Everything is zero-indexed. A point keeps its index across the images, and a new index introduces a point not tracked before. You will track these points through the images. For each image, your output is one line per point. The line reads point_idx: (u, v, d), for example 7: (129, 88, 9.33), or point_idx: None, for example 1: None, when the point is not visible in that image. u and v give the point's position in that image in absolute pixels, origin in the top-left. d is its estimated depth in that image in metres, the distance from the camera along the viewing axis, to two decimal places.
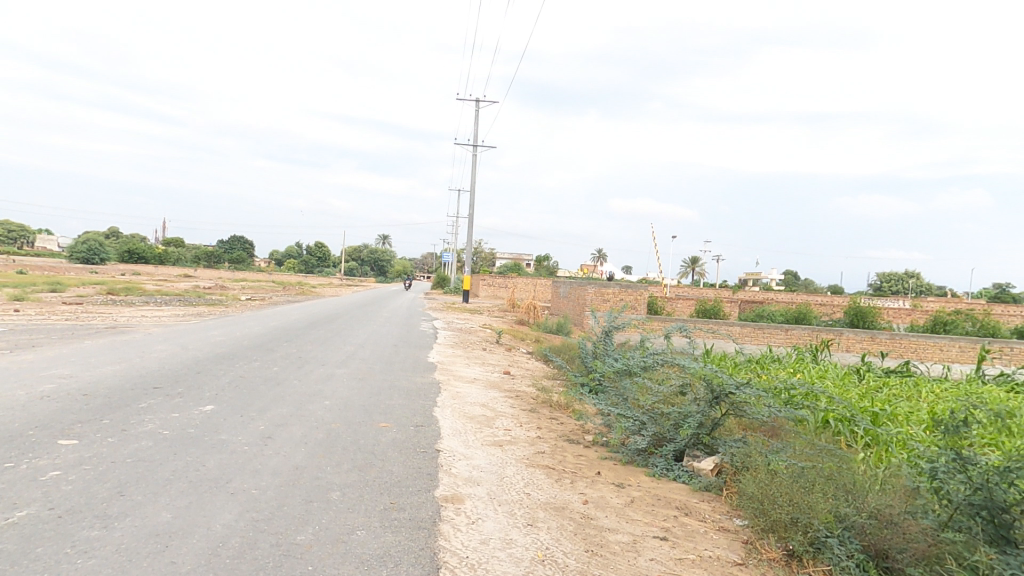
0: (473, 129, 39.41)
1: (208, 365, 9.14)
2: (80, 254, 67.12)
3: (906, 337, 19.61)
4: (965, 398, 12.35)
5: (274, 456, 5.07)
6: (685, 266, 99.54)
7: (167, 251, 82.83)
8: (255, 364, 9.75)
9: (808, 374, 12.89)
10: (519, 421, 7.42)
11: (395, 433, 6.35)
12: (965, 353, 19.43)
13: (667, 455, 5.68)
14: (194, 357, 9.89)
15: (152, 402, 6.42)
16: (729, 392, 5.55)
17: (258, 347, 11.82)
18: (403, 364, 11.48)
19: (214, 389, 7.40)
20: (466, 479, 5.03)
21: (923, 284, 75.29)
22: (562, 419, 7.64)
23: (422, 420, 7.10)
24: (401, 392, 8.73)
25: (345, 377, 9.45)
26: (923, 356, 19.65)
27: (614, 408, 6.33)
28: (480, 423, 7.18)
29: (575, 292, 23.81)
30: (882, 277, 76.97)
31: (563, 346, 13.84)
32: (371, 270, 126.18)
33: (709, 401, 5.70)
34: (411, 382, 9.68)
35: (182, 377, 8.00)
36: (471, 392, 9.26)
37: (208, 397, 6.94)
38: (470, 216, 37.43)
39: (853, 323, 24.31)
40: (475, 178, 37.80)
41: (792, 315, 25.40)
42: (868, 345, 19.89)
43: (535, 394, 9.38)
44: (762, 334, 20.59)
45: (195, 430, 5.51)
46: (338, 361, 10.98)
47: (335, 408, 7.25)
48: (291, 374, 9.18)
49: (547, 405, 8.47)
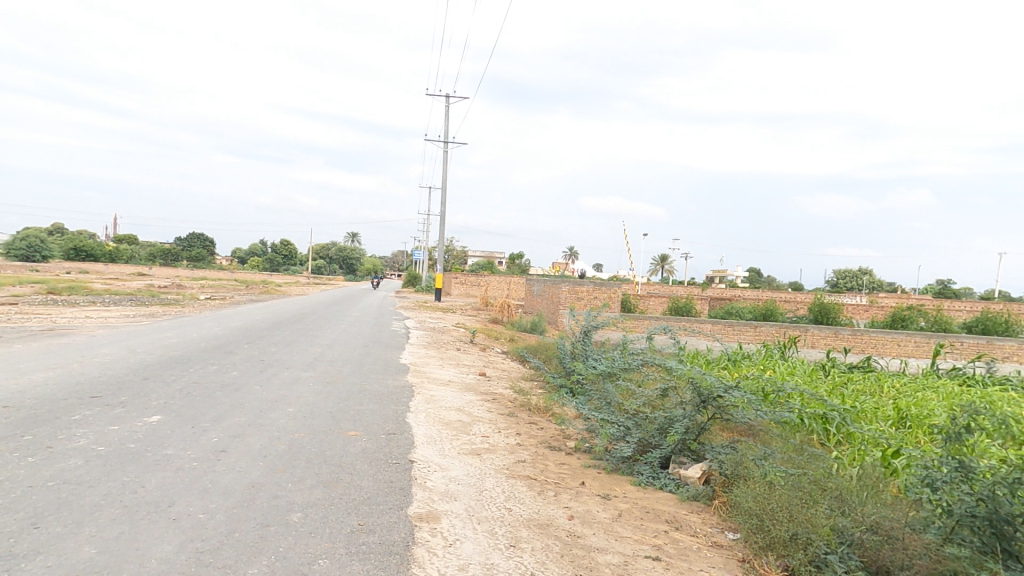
0: (444, 123, 38.78)
1: (158, 371, 8.44)
2: (21, 250, 63.02)
3: (867, 333, 20.15)
4: (925, 391, 12.74)
5: (227, 472, 4.56)
6: (655, 264, 101.27)
7: (120, 248, 78.95)
8: (211, 368, 9.08)
9: (779, 370, 13.05)
10: (498, 426, 7.08)
11: (365, 443, 5.91)
12: (921, 348, 20.09)
13: (654, 463, 5.44)
14: (142, 361, 9.13)
15: (88, 413, 5.77)
16: (717, 396, 5.34)
17: (216, 350, 11.09)
18: (373, 365, 10.96)
19: (162, 397, 6.77)
20: (442, 494, 4.65)
21: (877, 281, 78.87)
22: (542, 424, 7.33)
23: (394, 427, 6.67)
24: (372, 396, 8.25)
25: (311, 381, 8.88)
26: (882, 351, 20.27)
27: (598, 413, 6.05)
28: (456, 430, 6.79)
29: (549, 290, 23.61)
30: (839, 274, 80.14)
31: (540, 345, 13.58)
32: (339, 268, 123.34)
33: (696, 405, 5.49)
34: (382, 385, 9.19)
35: (127, 383, 7.33)
36: (446, 395, 8.85)
37: (155, 406, 6.32)
38: (442, 214, 36.88)
39: (817, 319, 24.93)
40: (446, 175, 37.21)
41: (760, 312, 25.88)
42: (832, 341, 20.37)
43: (512, 397, 9.07)
44: (732, 331, 20.82)
45: (136, 445, 4.94)
46: (303, 363, 10.38)
47: (300, 415, 6.73)
48: (251, 379, 8.56)
49: (526, 409, 8.15)
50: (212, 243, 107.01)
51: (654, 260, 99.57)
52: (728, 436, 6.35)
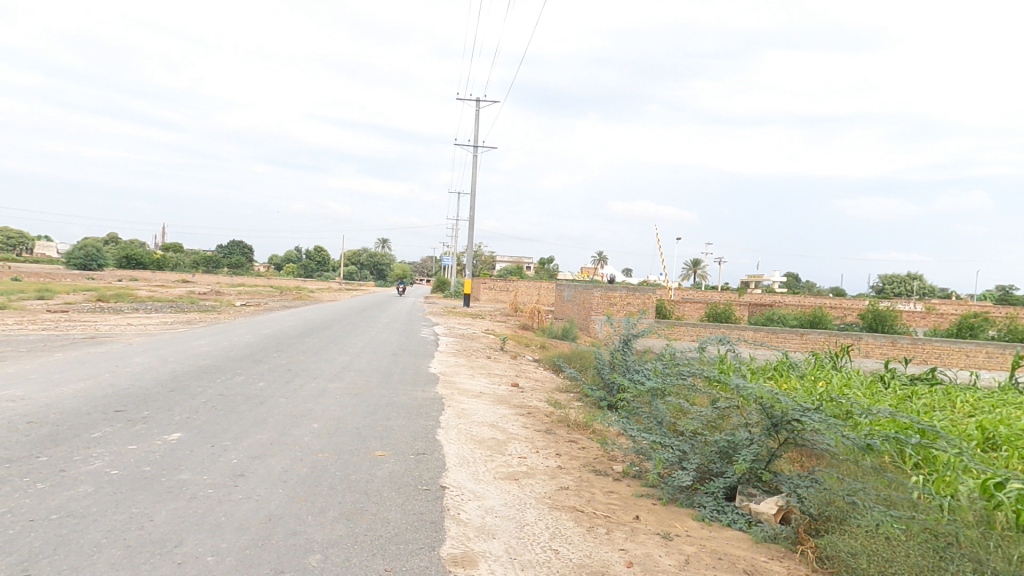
0: (476, 128, 38.78)
1: (186, 382, 8.25)
2: (78, 258, 66.15)
3: (929, 342, 18.77)
4: (1003, 408, 11.56)
5: (243, 502, 4.15)
6: (687, 268, 98.97)
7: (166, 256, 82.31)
8: (240, 379, 8.84)
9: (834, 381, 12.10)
10: (536, 445, 6.51)
11: (392, 465, 5.46)
12: (993, 360, 18.52)
13: (716, 494, 4.78)
14: (172, 371, 8.97)
15: (108, 430, 5.50)
16: (793, 420, 4.62)
17: (246, 358, 10.92)
18: (403, 375, 10.56)
19: (186, 411, 6.49)
20: (479, 530, 4.12)
21: (926, 287, 74.76)
22: (584, 443, 6.72)
23: (423, 447, 6.18)
24: (401, 410, 7.82)
25: (338, 393, 8.52)
26: (947, 362, 18.84)
27: (649, 434, 5.41)
28: (491, 449, 6.26)
29: (581, 295, 22.95)
30: (885, 279, 76.28)
31: (574, 354, 12.97)
32: (371, 274, 125.07)
33: (767, 430, 4.77)
34: (411, 397, 8.76)
35: (153, 396, 7.11)
36: (478, 408, 8.35)
37: (177, 421, 6.03)
38: (471, 219, 36.73)
39: (871, 327, 23.44)
40: (476, 180, 37.06)
41: (807, 319, 24.53)
42: (889, 350, 19.07)
43: (549, 410, 8.48)
44: (778, 338, 19.69)
45: (151, 467, 4.60)
46: (332, 373, 10.08)
47: (324, 433, 6.33)
48: (278, 391, 8.25)
49: (564, 425, 7.55)
50: (250, 250, 110.59)
51: (688, 265, 97.55)
52: (797, 462, 5.60)
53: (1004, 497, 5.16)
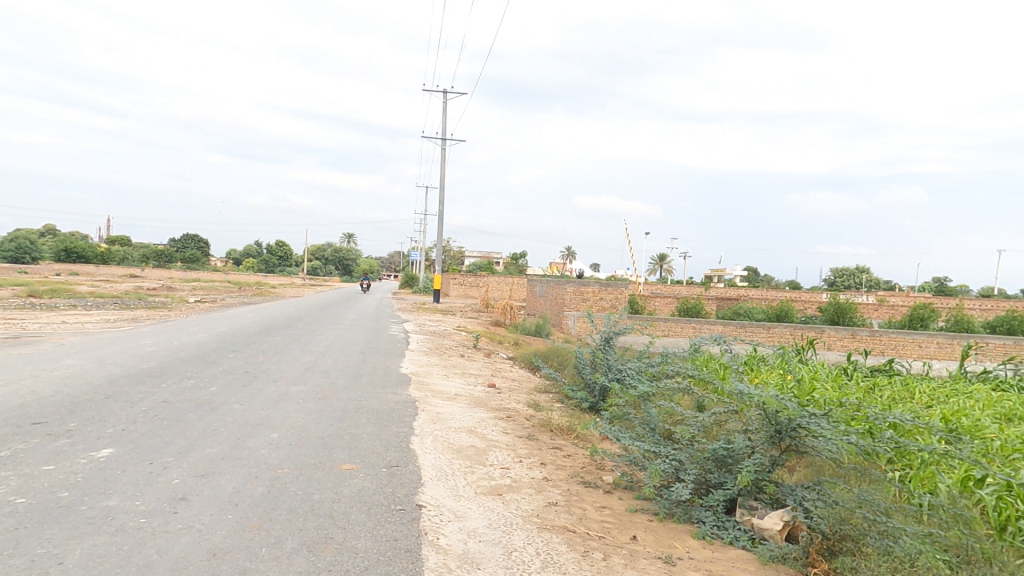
0: (441, 119, 37.96)
1: (125, 387, 7.38)
2: (9, 251, 61.70)
3: (886, 334, 19.36)
4: (957, 397, 11.75)
5: (182, 534, 3.52)
6: (653, 263, 100.70)
7: (112, 250, 77.60)
8: (188, 384, 8.00)
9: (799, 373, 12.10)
10: (518, 454, 6.04)
11: (363, 480, 4.89)
12: (944, 350, 19.25)
13: (717, 507, 4.42)
14: (108, 376, 8.03)
15: (20, 448, 4.70)
16: (799, 428, 4.27)
17: (198, 360, 10.01)
18: (372, 377, 9.88)
19: (121, 422, 5.72)
20: (462, 558, 3.62)
21: (875, 280, 78.34)
22: (569, 450, 6.31)
23: (397, 458, 5.61)
24: (370, 416, 7.21)
25: (300, 398, 7.81)
26: (902, 352, 19.43)
27: (643, 443, 5.02)
28: (470, 459, 5.77)
29: (553, 290, 22.62)
30: (836, 273, 79.77)
31: (550, 351, 12.55)
32: (335, 268, 121.59)
33: (769, 438, 4.42)
34: (381, 400, 8.14)
35: (82, 405, 6.25)
36: (453, 411, 7.83)
37: (108, 434, 5.26)
38: (439, 212, 35.89)
39: (832, 320, 24.07)
40: (445, 173, 36.25)
41: (772, 313, 24.95)
42: (850, 343, 19.54)
43: (529, 414, 8.04)
44: (745, 332, 19.89)
45: (70, 493, 3.89)
46: (294, 375, 9.32)
47: (285, 444, 5.69)
48: (232, 396, 7.48)
49: (547, 430, 7.12)
50: (206, 244, 105.77)
51: (653, 259, 99.22)
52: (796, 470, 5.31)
53: (985, 495, 4.91)
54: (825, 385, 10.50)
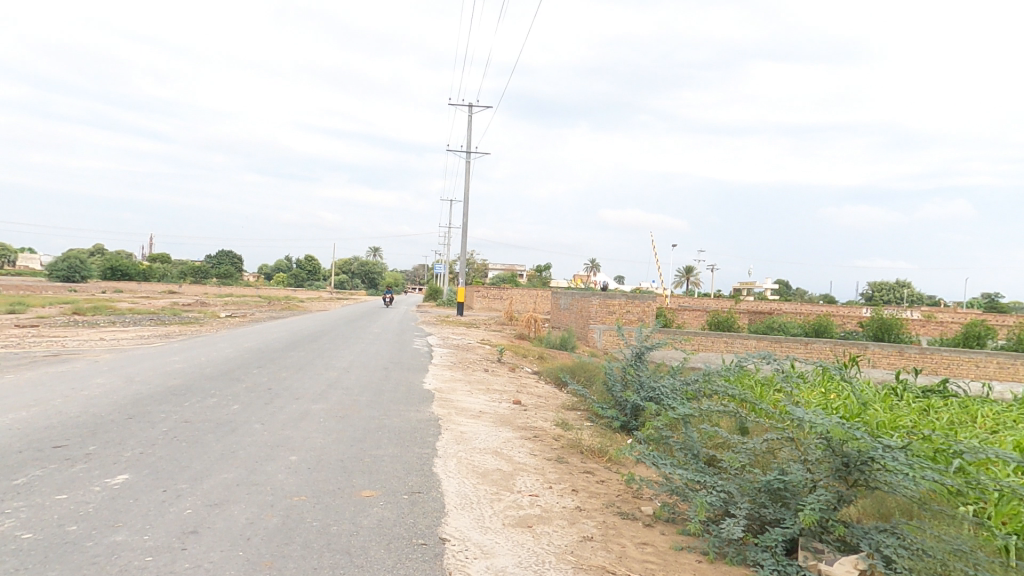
0: (467, 134, 38.21)
1: (148, 406, 7.28)
2: (60, 271, 64.72)
3: (938, 352, 18.22)
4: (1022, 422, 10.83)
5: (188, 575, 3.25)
6: (680, 276, 98.97)
7: (151, 267, 80.58)
8: (210, 402, 7.87)
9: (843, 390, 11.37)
10: (548, 479, 5.66)
11: (382, 509, 4.58)
12: (1004, 370, 17.95)
13: (775, 548, 3.93)
14: (134, 394, 7.99)
15: (37, 475, 4.55)
16: (870, 462, 3.78)
17: (222, 377, 9.94)
18: (395, 393, 9.62)
19: (139, 445, 5.56)
20: None
21: (917, 295, 75.06)
22: (602, 475, 5.88)
23: (418, 484, 5.28)
24: (392, 436, 6.92)
25: (322, 417, 7.58)
26: (957, 372, 18.25)
27: (686, 472, 4.58)
28: (498, 485, 5.41)
29: (578, 303, 22.18)
30: (875, 287, 76.81)
31: (577, 366, 12.10)
32: (362, 282, 123.40)
33: (836, 472, 3.93)
34: (404, 419, 7.85)
35: (104, 426, 6.14)
36: (479, 431, 7.49)
37: (125, 459, 5.09)
38: (463, 225, 35.90)
39: (877, 336, 22.88)
40: (469, 186, 36.38)
41: (811, 328, 23.88)
42: (897, 360, 18.46)
43: (557, 434, 7.64)
44: (782, 347, 19.01)
45: (78, 527, 3.69)
46: (316, 393, 9.12)
47: (303, 468, 5.43)
48: (253, 416, 7.31)
49: (577, 452, 6.71)
50: (239, 260, 109.01)
51: (680, 272, 97.52)
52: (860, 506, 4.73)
53: None
54: (874, 405, 9.79)
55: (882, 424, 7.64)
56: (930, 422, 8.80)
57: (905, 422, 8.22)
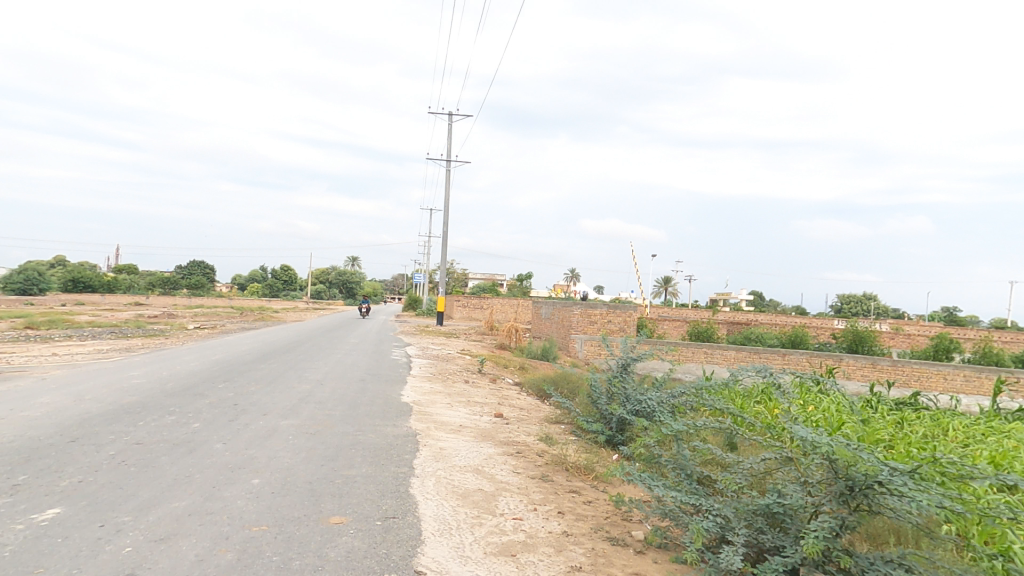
0: (447, 145, 37.88)
1: (97, 427, 6.69)
2: (18, 282, 61.76)
3: (908, 364, 18.52)
4: (993, 435, 10.95)
5: None
6: (657, 286, 100.08)
7: (118, 276, 77.73)
8: (168, 420, 7.30)
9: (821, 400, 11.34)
10: (532, 500, 5.32)
11: (352, 538, 4.17)
12: (971, 383, 18.29)
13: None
14: (82, 413, 7.36)
15: None
16: (877, 486, 3.52)
17: (184, 392, 9.33)
18: (371, 407, 9.15)
19: (80, 472, 5.02)
20: None
21: (884, 306, 77.32)
22: (589, 495, 5.57)
23: (392, 508, 4.86)
24: (366, 453, 6.49)
25: (290, 434, 7.10)
26: (926, 385, 18.54)
27: (679, 494, 4.31)
28: (480, 508, 5.04)
29: (559, 313, 21.96)
30: (844, 299, 79.01)
31: (559, 377, 11.78)
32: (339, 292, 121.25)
33: (840, 497, 3.66)
34: (379, 435, 7.41)
35: (42, 451, 5.57)
36: (459, 447, 7.12)
37: (59, 489, 4.56)
38: (443, 235, 35.49)
39: (851, 348, 23.24)
40: (449, 196, 36.11)
41: (787, 339, 24.13)
42: (870, 372, 18.69)
43: (541, 449, 7.31)
44: (759, 358, 19.08)
45: None
46: (285, 408, 8.60)
47: (266, 493, 4.97)
48: (214, 434, 6.79)
49: (562, 469, 6.39)
50: (211, 270, 106.19)
51: (658, 283, 98.68)
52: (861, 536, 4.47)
53: None
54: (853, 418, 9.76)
55: (862, 439, 7.56)
56: (908, 436, 8.78)
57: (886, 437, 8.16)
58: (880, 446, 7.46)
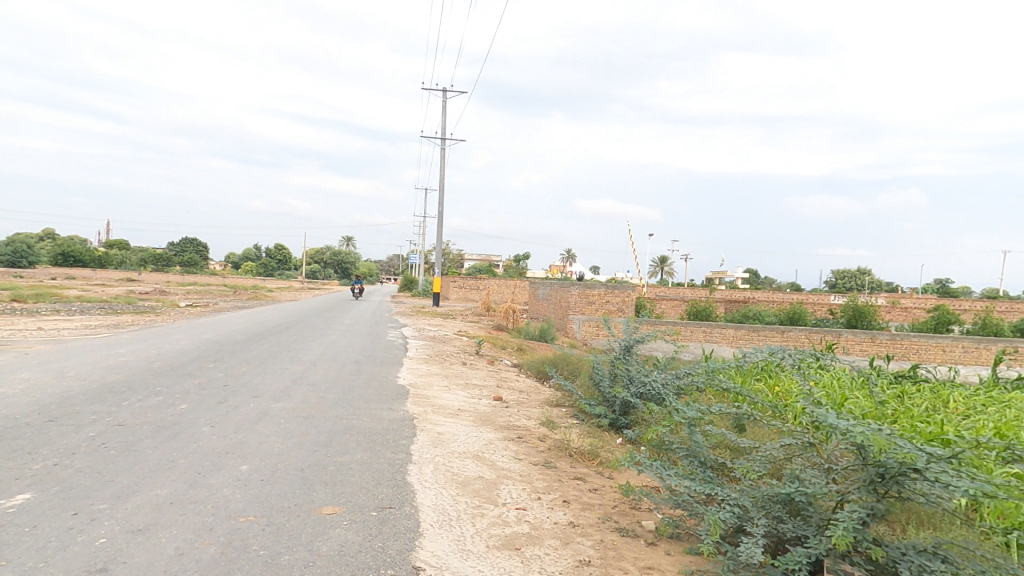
0: (443, 120, 37.10)
1: (77, 407, 6.39)
2: (6, 257, 60.90)
3: (907, 338, 18.40)
4: (993, 407, 10.84)
5: None
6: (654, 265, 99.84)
7: (109, 254, 76.77)
8: (154, 401, 7.01)
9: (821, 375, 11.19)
10: (536, 489, 5.07)
11: (345, 531, 3.90)
12: (970, 355, 18.24)
13: (798, 573, 3.42)
14: (62, 393, 7.03)
15: None
16: (911, 475, 3.22)
17: (172, 372, 9.01)
18: (367, 390, 8.87)
19: (55, 456, 4.73)
20: None
21: (878, 282, 77.64)
22: (596, 483, 5.34)
23: (389, 498, 4.59)
24: (361, 439, 6.22)
25: (283, 417, 6.82)
26: (925, 357, 18.47)
27: (693, 484, 4.06)
28: (481, 497, 4.78)
29: (557, 293, 21.66)
30: (838, 275, 79.24)
31: (559, 359, 11.53)
32: (334, 271, 120.52)
33: (870, 486, 3.36)
34: (375, 419, 7.14)
35: (17, 433, 5.27)
36: (457, 432, 6.87)
37: (30, 476, 4.26)
38: (439, 215, 34.92)
39: (850, 323, 23.10)
40: (444, 173, 35.48)
41: (785, 316, 23.99)
42: (869, 347, 18.56)
43: (543, 434, 7.07)
44: (758, 336, 18.87)
45: None
46: (277, 390, 8.32)
47: (255, 480, 4.70)
48: (202, 417, 6.50)
49: (565, 455, 6.15)
50: (204, 249, 105.12)
51: (654, 262, 98.48)
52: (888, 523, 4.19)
53: None
54: (855, 393, 9.61)
55: (866, 414, 7.39)
56: (912, 409, 8.63)
57: (889, 412, 7.99)
58: (886, 421, 7.29)
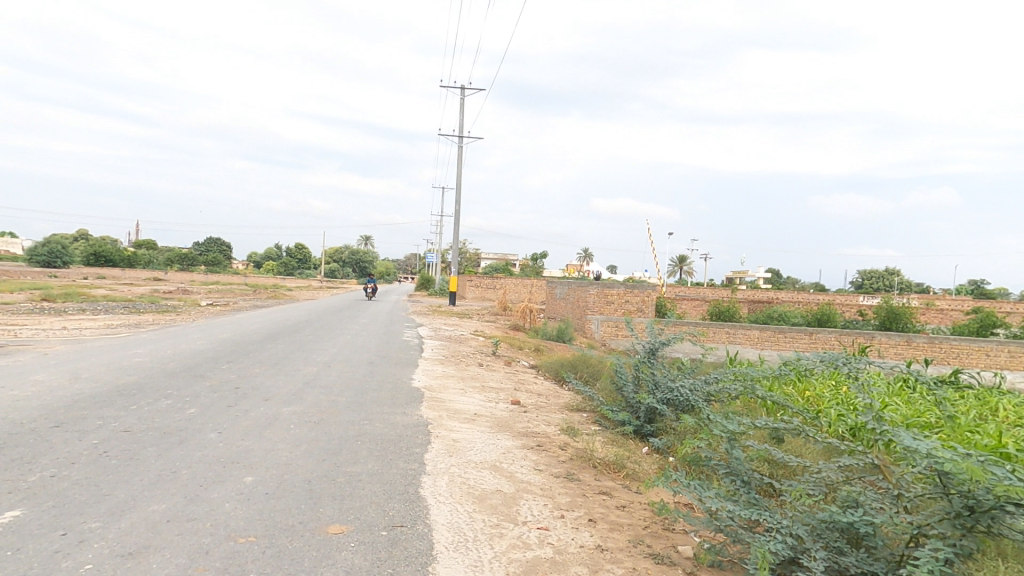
0: (460, 119, 37.04)
1: (85, 411, 6.21)
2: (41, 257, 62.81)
3: (946, 341, 17.52)
4: None
5: None
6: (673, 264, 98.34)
7: (137, 253, 78.68)
8: (163, 405, 6.80)
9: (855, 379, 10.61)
10: (560, 505, 4.68)
11: (351, 554, 3.57)
12: (1015, 360, 17.27)
13: None
14: (71, 396, 6.86)
15: None
16: (1007, 510, 2.77)
17: (185, 373, 8.85)
18: (380, 393, 8.58)
19: (52, 466, 4.50)
20: None
21: (908, 282, 75.18)
22: (623, 499, 4.93)
23: (400, 515, 4.26)
24: (373, 447, 5.90)
25: (293, 423, 6.54)
26: (966, 361, 17.57)
27: (740, 510, 3.62)
28: (502, 514, 4.42)
29: (575, 293, 21.20)
30: (864, 275, 77.12)
31: (577, 360, 11.10)
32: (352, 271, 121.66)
33: (956, 520, 2.92)
34: (388, 425, 6.82)
35: (19, 440, 5.08)
36: (474, 439, 6.51)
37: (23, 489, 4.02)
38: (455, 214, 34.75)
39: (884, 325, 22.13)
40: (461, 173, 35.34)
41: (813, 317, 23.12)
42: (905, 350, 17.71)
43: (563, 442, 6.69)
44: (784, 338, 18.12)
45: None
46: (289, 392, 8.08)
47: (258, 494, 4.39)
48: (211, 422, 6.27)
49: (588, 466, 5.75)
50: (227, 249, 107.07)
51: (674, 261, 97.09)
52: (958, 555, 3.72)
53: None
54: (894, 400, 9.04)
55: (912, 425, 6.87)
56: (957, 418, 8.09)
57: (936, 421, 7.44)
58: (935, 432, 6.77)
